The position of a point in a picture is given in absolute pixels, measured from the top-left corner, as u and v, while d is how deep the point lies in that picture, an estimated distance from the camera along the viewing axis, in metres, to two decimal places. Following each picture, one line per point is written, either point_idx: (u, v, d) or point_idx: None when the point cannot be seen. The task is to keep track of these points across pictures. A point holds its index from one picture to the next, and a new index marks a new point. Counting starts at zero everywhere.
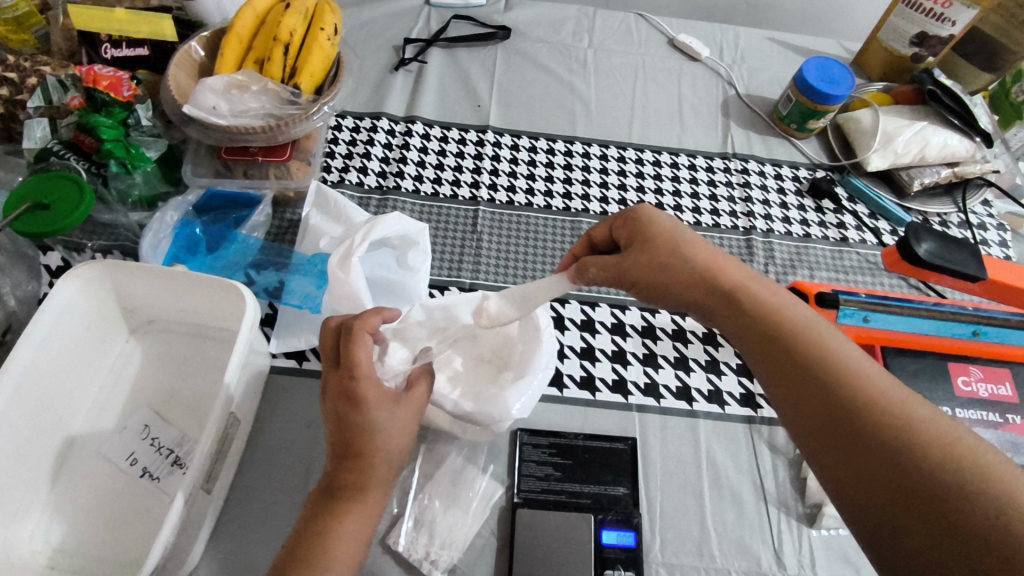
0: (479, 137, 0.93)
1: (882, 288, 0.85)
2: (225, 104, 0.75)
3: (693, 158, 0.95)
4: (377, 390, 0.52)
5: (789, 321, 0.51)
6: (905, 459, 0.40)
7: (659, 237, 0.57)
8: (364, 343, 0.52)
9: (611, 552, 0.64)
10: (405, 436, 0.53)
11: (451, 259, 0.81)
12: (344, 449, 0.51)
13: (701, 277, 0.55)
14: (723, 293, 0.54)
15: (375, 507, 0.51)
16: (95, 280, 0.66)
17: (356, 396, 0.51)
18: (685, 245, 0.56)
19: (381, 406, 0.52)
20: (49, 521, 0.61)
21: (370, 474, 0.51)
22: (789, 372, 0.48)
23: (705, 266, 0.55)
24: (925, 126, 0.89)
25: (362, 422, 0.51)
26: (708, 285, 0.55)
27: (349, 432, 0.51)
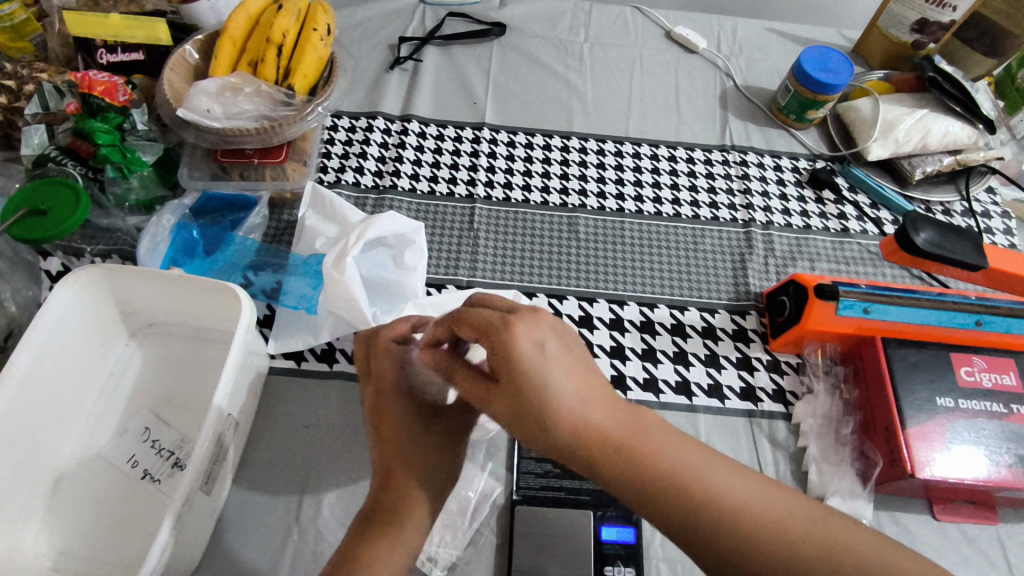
0: (475, 134, 0.93)
1: (884, 278, 0.84)
2: (219, 107, 0.75)
3: (691, 151, 0.95)
4: (409, 407, 0.54)
5: (663, 454, 0.42)
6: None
7: (538, 366, 0.42)
8: (390, 354, 0.55)
9: (611, 548, 0.64)
10: (441, 456, 0.53)
11: (447, 257, 0.81)
12: (380, 466, 0.52)
13: (573, 410, 0.42)
14: (595, 426, 0.42)
15: (418, 525, 0.50)
16: (93, 284, 0.66)
17: (382, 408, 0.54)
18: (562, 370, 0.43)
19: (410, 420, 0.53)
20: (50, 524, 0.61)
21: (405, 490, 0.50)
22: (680, 519, 0.40)
23: (573, 402, 0.43)
24: (926, 114, 0.88)
25: (391, 433, 0.53)
26: (577, 425, 0.42)
27: (382, 443, 0.53)
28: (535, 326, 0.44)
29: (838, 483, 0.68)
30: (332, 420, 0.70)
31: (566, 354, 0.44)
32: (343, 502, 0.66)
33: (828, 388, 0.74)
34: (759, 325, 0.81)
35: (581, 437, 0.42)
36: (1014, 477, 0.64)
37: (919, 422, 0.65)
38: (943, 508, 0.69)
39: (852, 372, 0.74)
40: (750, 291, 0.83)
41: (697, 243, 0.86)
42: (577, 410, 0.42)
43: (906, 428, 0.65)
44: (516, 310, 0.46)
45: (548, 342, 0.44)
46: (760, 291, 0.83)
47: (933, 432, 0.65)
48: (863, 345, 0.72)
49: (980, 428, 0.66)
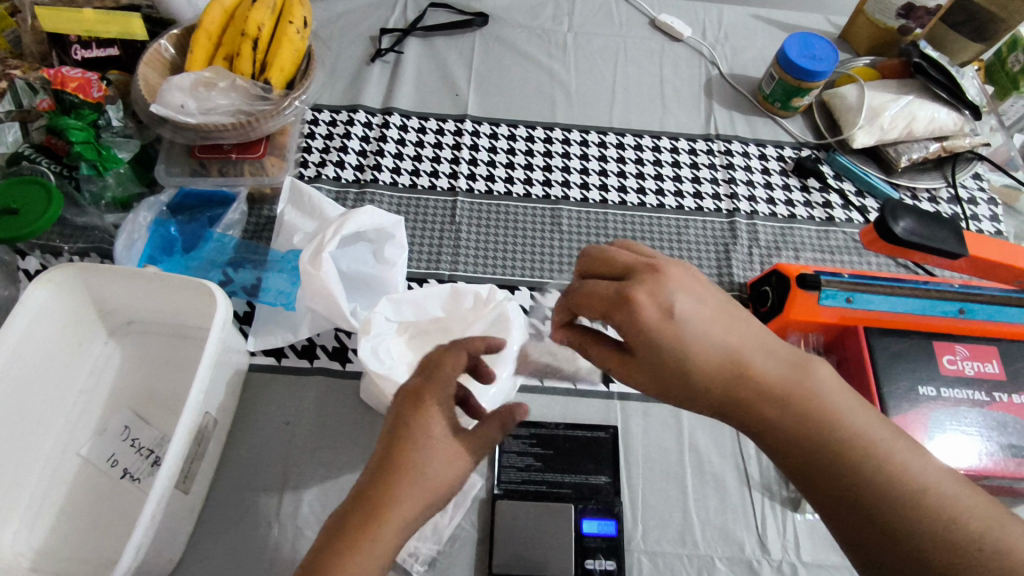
0: (457, 126, 0.92)
1: (869, 267, 0.84)
2: (193, 102, 0.74)
3: (675, 141, 0.94)
4: (449, 406, 0.47)
5: (819, 398, 0.44)
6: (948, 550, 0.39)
7: (667, 330, 0.44)
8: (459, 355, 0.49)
9: (592, 541, 0.64)
10: (458, 473, 0.46)
11: (429, 251, 0.81)
12: (382, 455, 0.45)
13: (721, 366, 0.44)
14: (738, 376, 0.44)
15: (396, 540, 0.42)
16: (68, 283, 0.65)
17: (422, 396, 0.47)
18: (700, 328, 0.44)
19: (442, 422, 0.46)
20: (30, 524, 0.61)
21: (401, 494, 0.43)
22: (814, 462, 0.43)
23: (714, 352, 0.44)
24: (911, 100, 0.87)
25: (417, 426, 0.46)
26: (722, 379, 0.44)
27: (398, 432, 0.46)
28: (665, 289, 0.44)
29: None
30: (311, 418, 0.70)
31: (715, 313, 0.45)
32: (323, 498, 0.66)
33: None
34: None
35: (724, 389, 0.44)
36: (997, 466, 0.63)
37: (901, 412, 0.65)
38: None
39: (835, 362, 0.73)
40: (734, 281, 0.82)
41: (681, 233, 0.85)
42: (720, 362, 0.44)
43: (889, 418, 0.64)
44: (633, 275, 0.46)
45: (679, 303, 0.44)
46: (744, 281, 0.83)
47: (914, 422, 0.65)
48: (846, 334, 0.71)
49: (962, 416, 0.66)
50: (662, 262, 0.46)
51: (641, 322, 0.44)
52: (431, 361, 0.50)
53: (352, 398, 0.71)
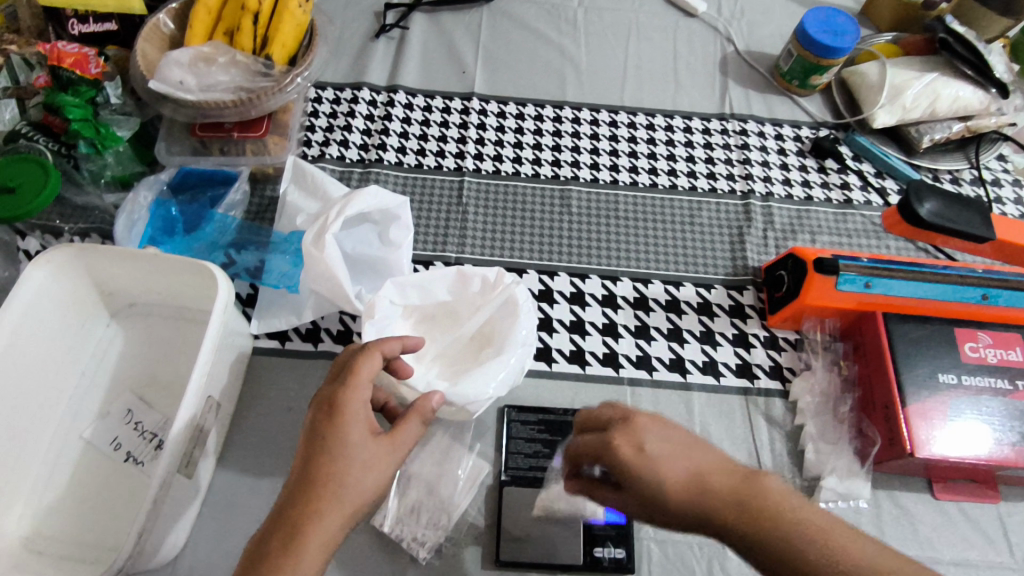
0: (463, 105, 0.90)
1: (887, 251, 0.81)
2: (192, 78, 0.72)
3: (688, 121, 0.91)
4: (365, 414, 0.46)
5: (802, 524, 0.37)
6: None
7: (650, 472, 0.40)
8: (371, 357, 0.48)
9: (600, 530, 0.63)
10: (381, 476, 0.45)
11: (436, 232, 0.79)
12: (300, 470, 0.44)
13: (703, 510, 0.39)
14: (728, 513, 0.38)
15: (323, 553, 0.41)
16: (66, 263, 0.63)
17: (336, 408, 0.45)
18: (678, 466, 0.40)
19: (359, 430, 0.45)
20: (34, 508, 0.61)
21: (322, 506, 0.42)
22: None
23: (695, 488, 0.39)
24: (935, 78, 0.84)
25: (334, 439, 0.44)
26: (706, 521, 0.39)
27: (314, 447, 0.44)
28: (636, 434, 0.41)
29: (834, 462, 0.67)
30: None
31: (688, 443, 0.41)
32: None
33: (827, 364, 0.72)
34: (756, 301, 0.78)
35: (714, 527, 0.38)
36: (1018, 456, 0.62)
37: (920, 400, 0.63)
38: (943, 486, 0.68)
39: (852, 348, 0.71)
40: (748, 265, 0.80)
41: (693, 216, 0.83)
42: (704, 504, 0.39)
43: (908, 408, 0.63)
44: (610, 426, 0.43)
45: (651, 445, 0.41)
46: (758, 264, 0.80)
47: (934, 410, 0.63)
48: (863, 320, 0.69)
49: (984, 405, 0.64)
50: (633, 411, 0.43)
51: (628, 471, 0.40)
52: (343, 369, 0.48)
53: None
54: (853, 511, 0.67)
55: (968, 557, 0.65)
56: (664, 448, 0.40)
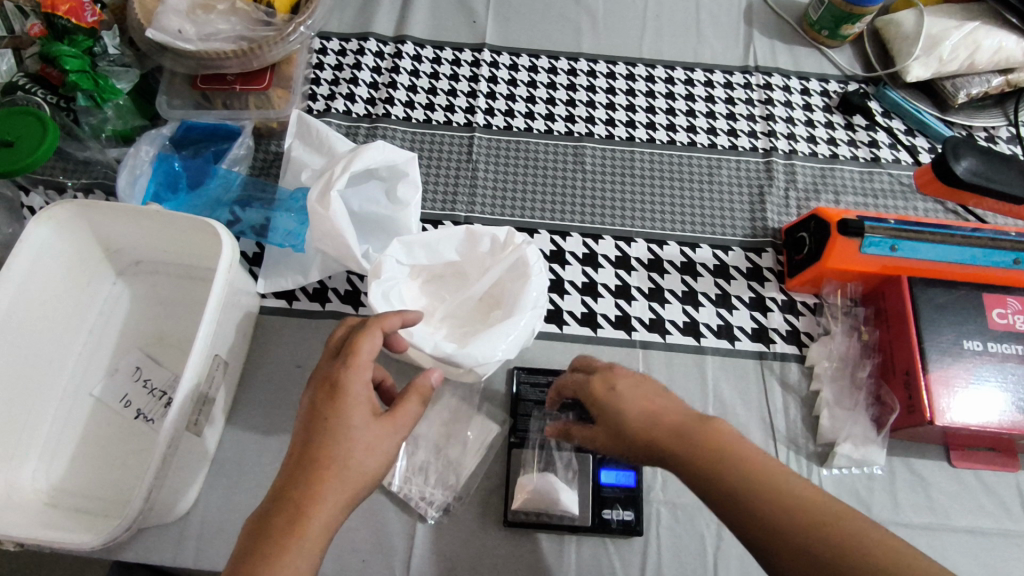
0: (474, 57, 0.86)
1: (915, 212, 0.78)
2: (191, 27, 0.69)
3: (710, 74, 0.87)
4: (367, 394, 0.45)
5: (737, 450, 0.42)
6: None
7: (615, 400, 0.47)
8: (373, 336, 0.47)
9: (609, 492, 0.62)
10: (384, 457, 0.45)
11: (445, 190, 0.77)
12: (301, 450, 0.43)
13: (649, 434, 0.45)
14: (671, 441, 0.44)
15: (323, 536, 0.40)
16: (69, 220, 0.62)
17: (338, 386, 0.45)
18: (638, 401, 0.46)
19: (361, 411, 0.44)
20: (49, 462, 0.62)
21: (322, 488, 0.41)
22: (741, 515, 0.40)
23: (647, 418, 0.45)
24: (976, 27, 0.79)
25: (334, 419, 0.44)
26: (653, 447, 0.45)
27: (315, 428, 0.44)
28: (613, 376, 0.49)
29: (850, 429, 0.65)
30: None
31: (657, 393, 0.47)
32: None
33: (846, 330, 0.70)
34: (775, 263, 0.76)
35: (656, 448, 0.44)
36: None
37: (943, 366, 0.61)
38: (960, 454, 0.66)
39: (873, 313, 0.69)
40: (769, 226, 0.77)
41: (712, 174, 0.80)
42: (654, 431, 0.45)
43: (930, 374, 0.61)
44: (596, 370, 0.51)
45: (619, 384, 0.48)
46: (779, 226, 0.78)
47: (956, 377, 0.61)
48: (887, 284, 0.67)
49: (1009, 373, 0.61)
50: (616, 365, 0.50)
51: (599, 400, 0.48)
52: (343, 347, 0.47)
53: None
54: (867, 477, 0.66)
55: (983, 525, 0.64)
56: (628, 387, 0.47)
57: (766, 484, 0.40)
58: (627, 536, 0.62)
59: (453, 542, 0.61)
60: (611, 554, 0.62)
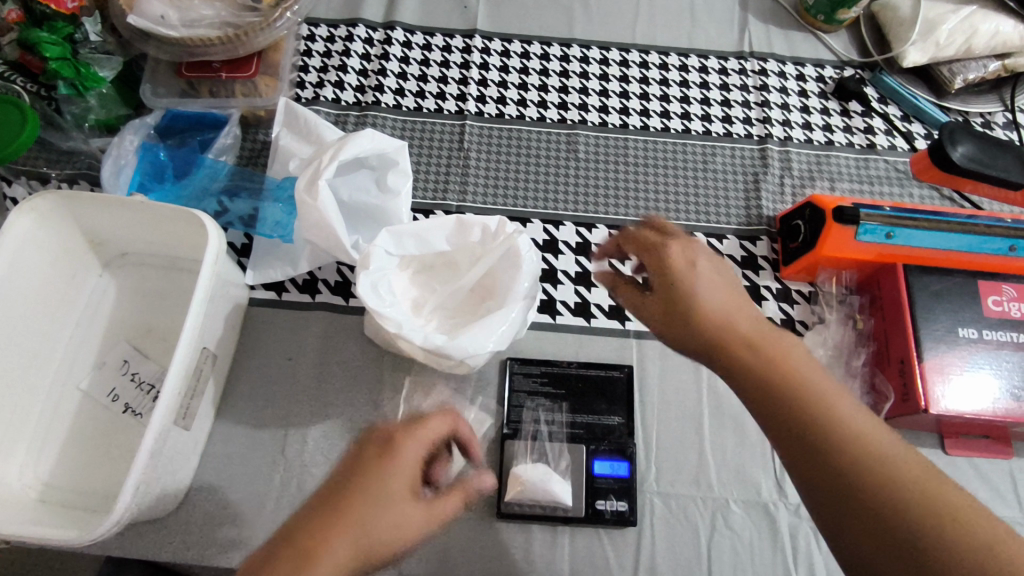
0: (465, 43, 0.84)
1: (911, 199, 0.77)
2: (174, 13, 0.68)
3: (704, 60, 0.86)
4: (406, 471, 0.42)
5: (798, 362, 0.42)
6: (928, 547, 0.33)
7: (691, 278, 0.47)
8: (439, 418, 0.46)
9: (603, 483, 0.62)
10: (397, 546, 0.41)
11: (436, 179, 0.76)
12: (326, 494, 0.41)
13: (711, 317, 0.45)
14: (729, 335, 0.44)
15: None
16: (51, 213, 0.61)
17: (391, 448, 0.43)
18: (710, 286, 0.46)
19: (403, 480, 0.42)
20: (36, 457, 0.61)
21: (327, 545, 0.38)
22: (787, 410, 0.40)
23: (717, 304, 0.46)
24: (973, 11, 0.78)
25: (373, 474, 0.41)
26: (707, 327, 0.45)
27: (353, 477, 0.42)
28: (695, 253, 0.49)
29: None
30: (315, 353, 0.68)
31: (730, 291, 0.47)
32: (328, 435, 0.64)
33: (841, 318, 0.70)
34: (770, 252, 0.75)
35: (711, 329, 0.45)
36: None
37: (937, 354, 0.61)
38: (955, 442, 0.66)
39: (868, 301, 0.69)
40: (763, 214, 0.77)
41: (707, 161, 0.79)
42: (717, 316, 0.45)
43: (924, 362, 0.60)
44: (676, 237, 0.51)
45: (701, 262, 0.48)
46: (773, 214, 0.77)
47: (950, 365, 0.60)
48: (882, 272, 0.66)
49: (1003, 361, 0.61)
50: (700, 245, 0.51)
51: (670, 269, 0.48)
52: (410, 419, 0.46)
53: (356, 333, 0.69)
54: None
55: None
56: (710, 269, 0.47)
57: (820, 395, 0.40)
58: (621, 526, 0.61)
59: (445, 534, 0.61)
60: (605, 545, 0.61)
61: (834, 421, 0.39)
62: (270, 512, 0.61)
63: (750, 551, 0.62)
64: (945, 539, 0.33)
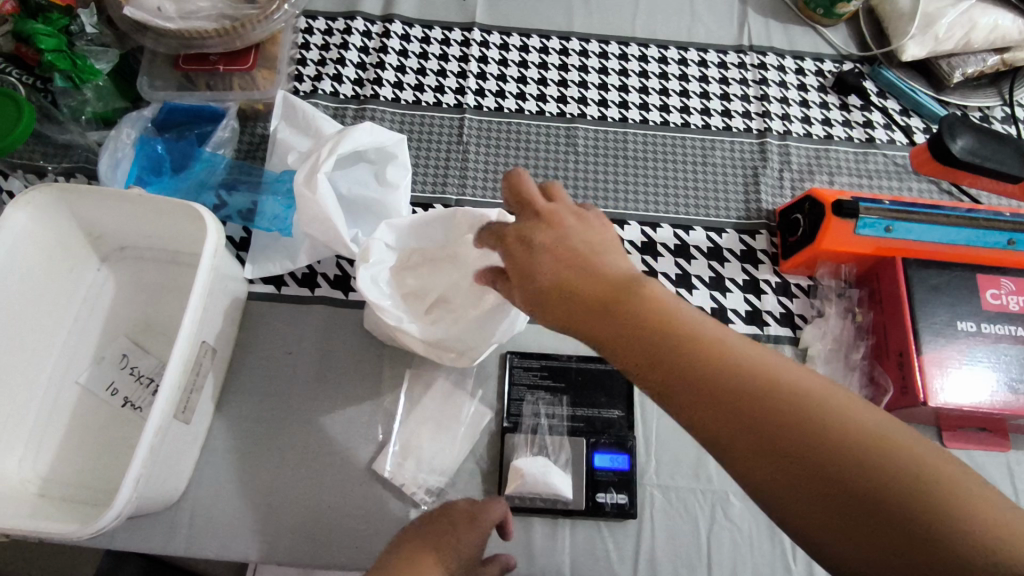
0: (464, 36, 0.84)
1: (909, 193, 0.77)
2: (170, 4, 0.67)
3: (704, 54, 0.85)
4: (471, 552, 0.50)
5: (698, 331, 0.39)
6: (893, 502, 0.31)
7: (575, 257, 0.45)
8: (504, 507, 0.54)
9: (603, 476, 0.62)
10: None
11: (435, 173, 0.76)
12: (416, 546, 0.48)
13: (604, 305, 0.42)
14: (624, 315, 0.41)
15: None
16: (49, 206, 0.60)
17: (477, 519, 0.51)
18: (593, 261, 0.44)
19: (479, 545, 0.51)
20: (36, 451, 0.61)
21: None
22: (708, 398, 0.36)
23: (603, 278, 0.43)
24: (972, 5, 0.77)
25: (461, 537, 0.50)
26: (603, 319, 0.41)
27: (441, 532, 0.49)
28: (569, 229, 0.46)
29: None
30: (315, 347, 0.68)
31: (614, 258, 0.45)
32: (328, 429, 0.64)
33: (840, 312, 0.70)
34: (769, 246, 0.75)
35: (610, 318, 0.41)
36: None
37: (936, 347, 0.61)
38: (952, 434, 0.67)
39: (867, 295, 0.69)
40: (762, 208, 0.77)
41: (706, 155, 0.79)
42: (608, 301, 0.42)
43: (922, 355, 0.61)
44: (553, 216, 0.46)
45: (570, 240, 0.45)
46: (772, 207, 0.77)
47: (949, 358, 0.61)
48: (882, 266, 0.67)
49: (1001, 354, 0.61)
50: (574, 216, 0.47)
51: (549, 253, 0.45)
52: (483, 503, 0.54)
53: (356, 327, 0.69)
54: None
55: None
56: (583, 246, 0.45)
57: (727, 360, 0.37)
58: (622, 519, 0.62)
59: None
60: (605, 538, 0.61)
61: (764, 395, 0.35)
62: (271, 505, 0.61)
63: (749, 544, 0.62)
64: (915, 500, 0.31)
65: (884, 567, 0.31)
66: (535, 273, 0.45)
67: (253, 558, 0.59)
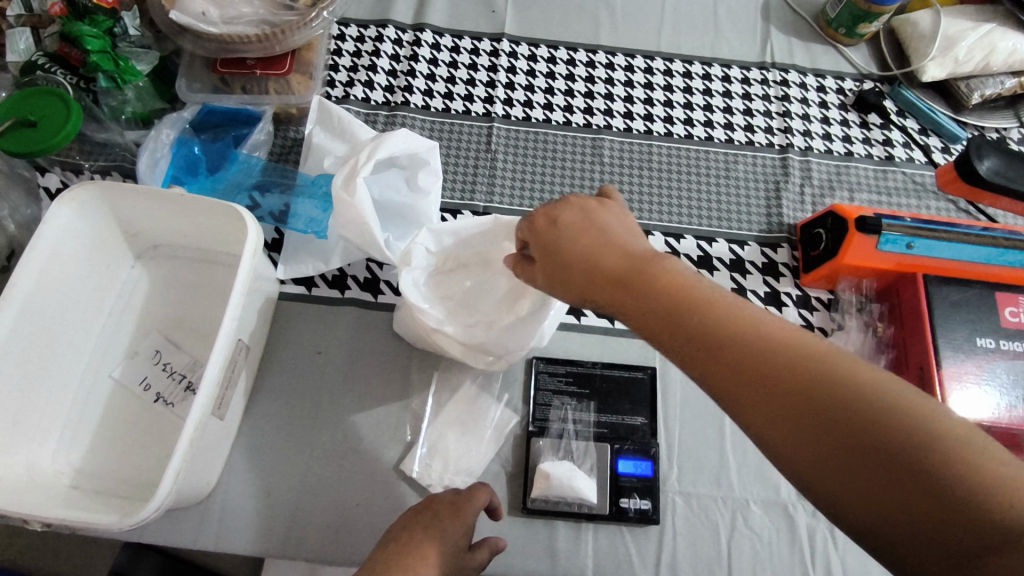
0: (493, 47, 0.86)
1: (928, 212, 0.79)
2: (215, 9, 0.69)
3: (727, 69, 0.87)
4: (459, 541, 0.52)
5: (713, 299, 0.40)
6: (904, 453, 0.32)
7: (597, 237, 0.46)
8: (489, 493, 0.56)
9: (627, 481, 0.63)
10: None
11: (464, 179, 0.77)
12: (396, 533, 0.51)
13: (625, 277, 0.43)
14: (644, 284, 0.42)
15: None
16: (91, 201, 0.62)
17: (456, 506, 0.53)
18: (613, 239, 0.46)
19: (461, 530, 0.52)
20: (70, 443, 0.62)
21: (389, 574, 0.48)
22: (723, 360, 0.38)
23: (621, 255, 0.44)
24: (992, 29, 0.80)
25: (438, 523, 0.52)
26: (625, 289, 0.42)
27: (420, 519, 0.52)
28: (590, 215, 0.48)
29: None
30: (344, 347, 0.69)
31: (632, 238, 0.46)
32: (357, 428, 0.65)
33: (860, 325, 0.71)
34: (790, 259, 0.76)
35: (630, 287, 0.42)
36: None
37: (956, 362, 0.62)
38: None
39: (887, 310, 0.70)
40: (783, 222, 0.78)
41: (729, 169, 0.81)
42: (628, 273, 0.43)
43: (942, 370, 0.62)
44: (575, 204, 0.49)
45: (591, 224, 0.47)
46: (793, 222, 0.79)
47: (968, 373, 0.62)
48: (902, 282, 0.68)
49: (1018, 370, 0.63)
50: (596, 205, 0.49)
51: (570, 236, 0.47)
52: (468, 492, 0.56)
53: (385, 329, 0.70)
54: None
55: None
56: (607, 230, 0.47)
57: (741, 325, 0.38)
58: (644, 524, 0.63)
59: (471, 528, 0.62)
60: (628, 543, 0.62)
61: (783, 362, 0.36)
62: (299, 502, 0.62)
63: (769, 551, 0.63)
64: (924, 456, 0.32)
65: (899, 519, 0.32)
66: (555, 259, 0.47)
67: (280, 555, 0.60)
